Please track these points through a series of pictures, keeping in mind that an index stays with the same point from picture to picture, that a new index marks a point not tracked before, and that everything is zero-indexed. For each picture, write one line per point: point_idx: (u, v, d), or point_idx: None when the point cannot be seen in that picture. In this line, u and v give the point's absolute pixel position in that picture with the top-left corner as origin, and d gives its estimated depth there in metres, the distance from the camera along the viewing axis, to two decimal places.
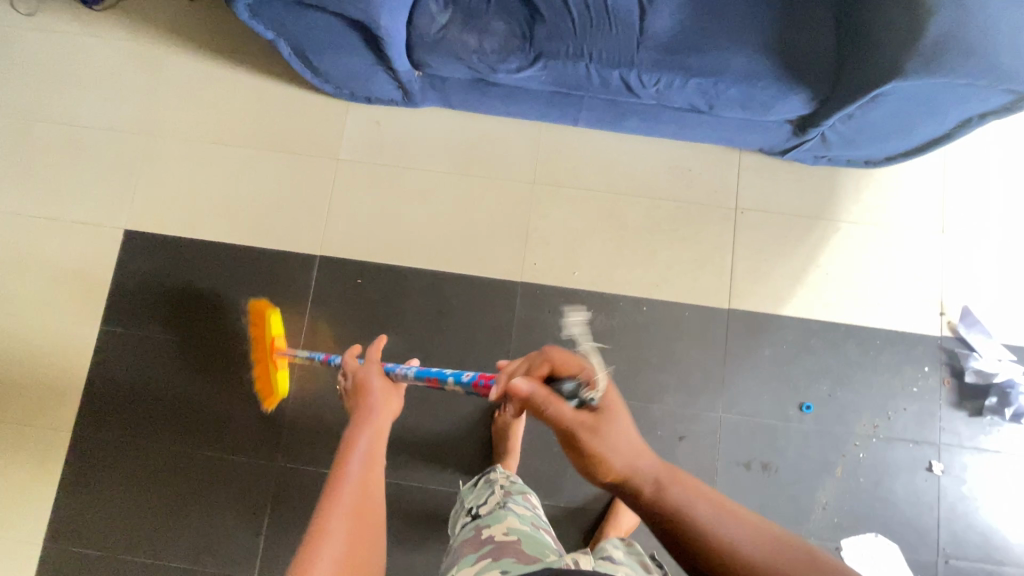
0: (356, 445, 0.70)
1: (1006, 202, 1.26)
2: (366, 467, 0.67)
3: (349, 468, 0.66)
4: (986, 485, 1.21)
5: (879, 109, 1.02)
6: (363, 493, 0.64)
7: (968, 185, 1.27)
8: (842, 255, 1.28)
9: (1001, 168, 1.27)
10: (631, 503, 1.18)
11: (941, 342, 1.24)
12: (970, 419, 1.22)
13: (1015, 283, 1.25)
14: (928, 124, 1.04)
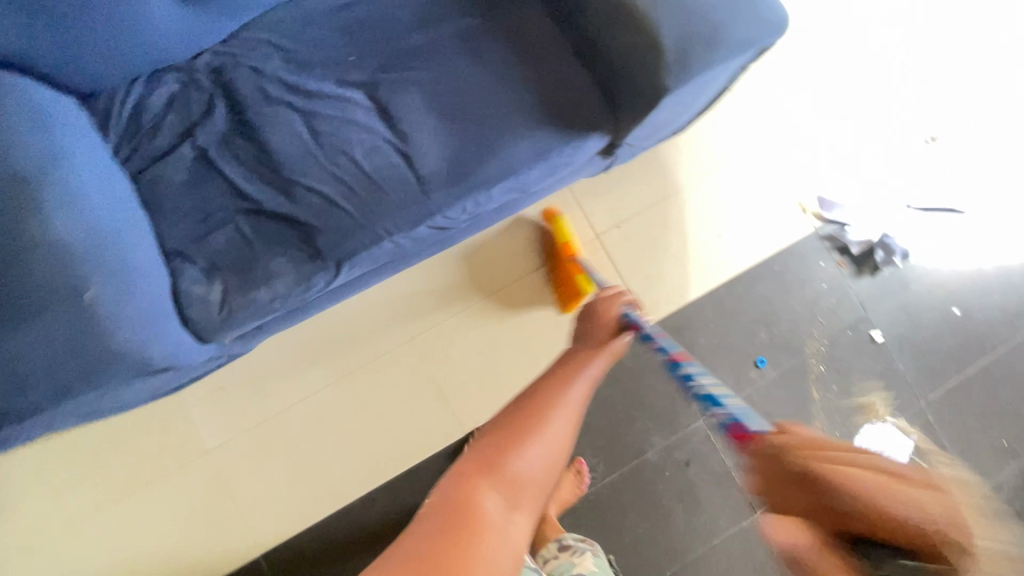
0: (568, 385, 0.62)
1: (787, 93, 1.37)
2: (552, 404, 0.59)
3: (543, 405, 0.59)
4: (917, 321, 1.34)
5: (664, 115, 1.00)
6: (559, 418, 0.59)
7: (752, 99, 1.36)
8: (704, 217, 1.32)
9: (766, 70, 1.38)
10: (575, 475, 1.19)
11: (819, 235, 1.34)
12: (875, 280, 1.34)
13: (834, 152, 1.37)
14: (707, 96, 1.04)
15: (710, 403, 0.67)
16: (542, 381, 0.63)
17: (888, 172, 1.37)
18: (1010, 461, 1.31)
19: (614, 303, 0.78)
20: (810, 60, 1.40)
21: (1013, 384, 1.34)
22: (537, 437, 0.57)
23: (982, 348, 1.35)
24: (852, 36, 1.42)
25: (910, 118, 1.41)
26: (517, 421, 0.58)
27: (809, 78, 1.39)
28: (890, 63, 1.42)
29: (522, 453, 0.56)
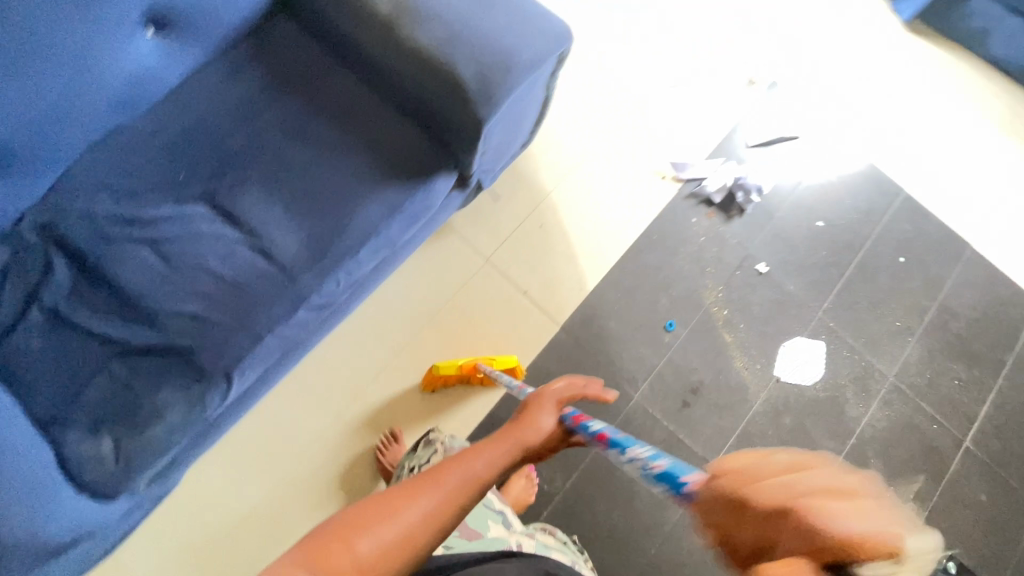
0: (451, 471, 0.52)
1: (614, 81, 1.49)
2: (430, 495, 0.50)
3: (409, 498, 0.49)
4: (792, 243, 1.46)
5: (499, 135, 1.05)
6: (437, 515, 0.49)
7: (585, 95, 1.47)
8: (578, 213, 1.40)
9: (589, 65, 1.50)
10: (525, 478, 1.21)
11: (683, 195, 1.44)
12: (744, 218, 1.45)
13: (670, 118, 1.49)
14: (534, 106, 1.11)
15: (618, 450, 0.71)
16: (438, 463, 0.53)
17: (723, 122, 1.51)
18: (906, 337, 1.45)
19: (552, 396, 0.70)
20: (624, 47, 1.53)
21: (887, 270, 1.49)
22: (382, 530, 0.46)
23: (852, 248, 1.49)
24: (652, 17, 1.57)
25: (724, 71, 1.56)
26: (377, 500, 0.49)
27: (628, 63, 1.52)
28: (691, 31, 1.58)
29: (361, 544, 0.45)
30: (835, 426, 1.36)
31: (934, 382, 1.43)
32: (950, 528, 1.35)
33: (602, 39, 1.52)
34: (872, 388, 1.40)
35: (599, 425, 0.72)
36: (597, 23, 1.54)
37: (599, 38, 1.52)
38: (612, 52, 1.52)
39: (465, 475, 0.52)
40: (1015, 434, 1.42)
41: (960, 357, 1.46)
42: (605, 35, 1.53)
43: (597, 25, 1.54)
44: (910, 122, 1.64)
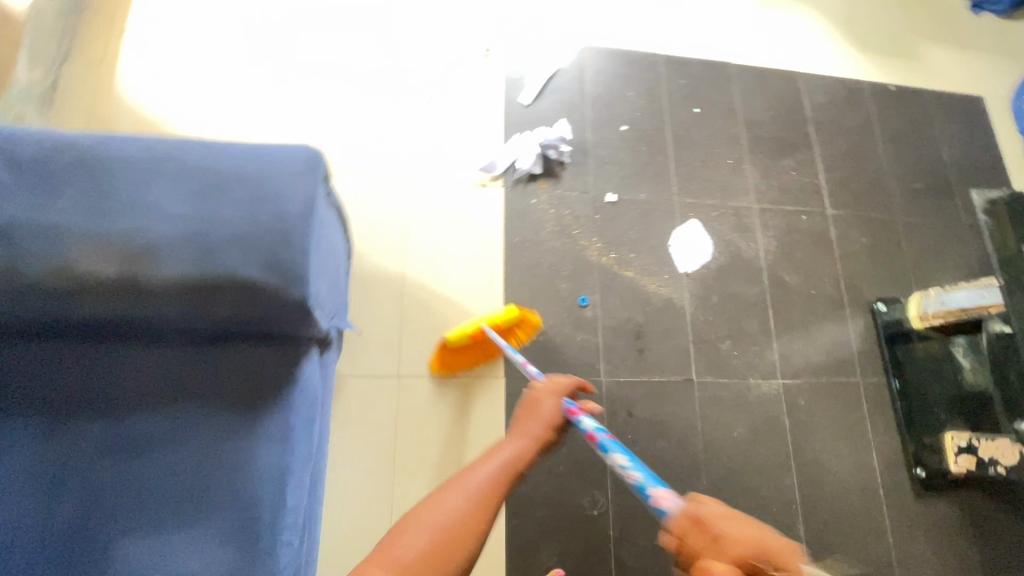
0: (484, 463, 0.71)
1: (378, 135, 1.41)
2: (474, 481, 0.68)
3: (456, 488, 0.67)
4: (617, 159, 1.53)
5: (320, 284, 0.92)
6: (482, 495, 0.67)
7: (363, 164, 1.37)
8: (441, 270, 1.34)
9: (345, 137, 1.39)
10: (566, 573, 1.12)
11: (511, 186, 1.43)
12: (569, 169, 1.49)
13: (450, 131, 1.45)
14: (331, 226, 0.98)
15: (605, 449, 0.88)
16: (473, 462, 0.71)
17: (492, 102, 1.50)
18: (742, 166, 1.61)
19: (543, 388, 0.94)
20: (361, 97, 1.44)
21: (693, 126, 1.62)
22: (440, 505, 0.65)
23: (659, 129, 1.59)
24: (364, 55, 1.49)
25: (459, 58, 1.54)
26: (432, 499, 0.65)
27: (376, 108, 1.43)
28: (406, 45, 1.52)
29: (432, 514, 0.64)
30: (748, 273, 1.50)
31: (780, 184, 1.61)
32: (862, 278, 1.57)
33: (337, 103, 1.42)
34: (748, 224, 1.55)
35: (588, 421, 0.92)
36: (322, 93, 1.43)
37: (333, 107, 1.42)
38: (354, 110, 1.42)
39: (495, 459, 0.73)
40: (852, 178, 1.66)
41: (782, 152, 1.65)
42: (338, 98, 1.43)
43: (322, 96, 1.42)
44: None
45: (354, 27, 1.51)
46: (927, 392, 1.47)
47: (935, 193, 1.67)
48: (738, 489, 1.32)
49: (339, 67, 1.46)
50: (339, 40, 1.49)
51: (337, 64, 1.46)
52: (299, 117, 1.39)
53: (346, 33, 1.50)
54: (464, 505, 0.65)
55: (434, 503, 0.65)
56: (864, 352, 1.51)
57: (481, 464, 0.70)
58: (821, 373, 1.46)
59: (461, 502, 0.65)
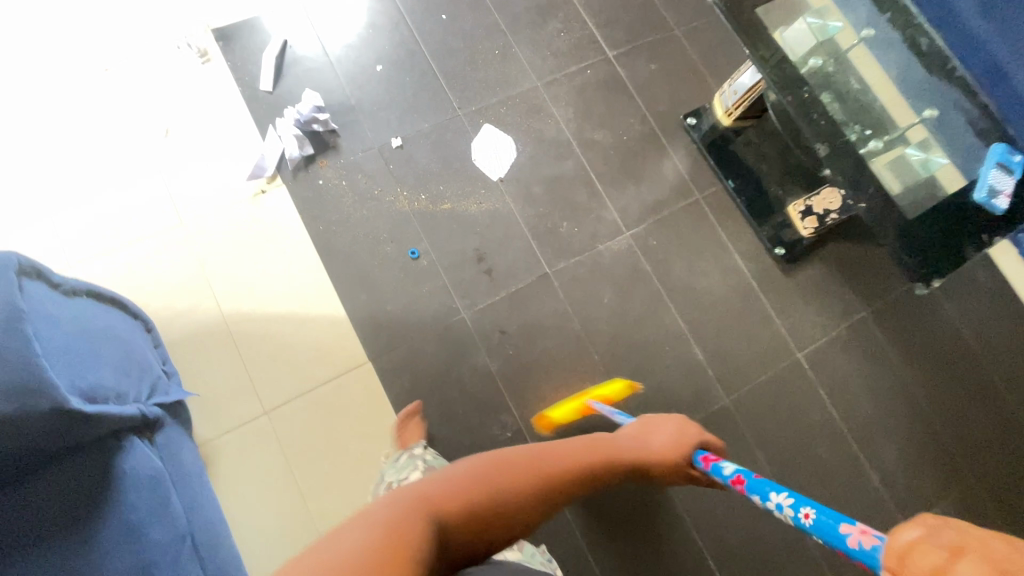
0: (557, 459, 0.79)
1: (128, 194, 1.28)
2: (541, 451, 0.78)
3: (540, 469, 0.75)
4: (386, 101, 1.45)
5: (80, 382, 0.85)
6: (546, 465, 0.77)
7: (127, 229, 1.26)
8: (260, 293, 1.27)
9: (94, 212, 1.26)
10: None
11: (291, 177, 1.34)
12: (341, 132, 1.39)
13: (201, 153, 1.33)
14: (66, 319, 0.90)
15: (771, 498, 0.77)
16: (554, 453, 0.80)
17: (232, 104, 1.38)
18: (511, 50, 1.55)
19: (674, 421, 1.07)
20: (89, 160, 1.29)
21: (447, 33, 1.54)
22: (529, 479, 0.73)
23: (414, 51, 1.50)
24: (70, 114, 1.31)
25: (175, 72, 1.38)
26: (526, 465, 0.74)
27: (112, 164, 1.29)
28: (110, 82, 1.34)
29: (517, 484, 0.70)
30: (558, 150, 1.48)
31: (555, 49, 1.57)
32: (666, 102, 1.57)
33: (67, 179, 1.27)
34: (540, 102, 1.51)
35: (730, 468, 0.92)
36: (43, 175, 1.26)
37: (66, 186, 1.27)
38: (90, 180, 1.28)
39: (571, 459, 0.83)
40: (620, 11, 1.62)
41: (544, 18, 1.59)
42: (64, 174, 1.27)
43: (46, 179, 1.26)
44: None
45: (43, 87, 1.31)
46: (759, 179, 1.53)
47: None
48: (627, 347, 1.37)
49: (48, 138, 1.29)
50: (32, 109, 1.29)
51: (45, 137, 1.28)
52: (33, 214, 1.24)
53: (36, 98, 1.30)
54: (535, 496, 0.73)
55: (531, 474, 0.73)
56: (695, 168, 1.53)
57: (558, 454, 0.81)
58: (662, 208, 1.49)
59: (537, 485, 0.74)
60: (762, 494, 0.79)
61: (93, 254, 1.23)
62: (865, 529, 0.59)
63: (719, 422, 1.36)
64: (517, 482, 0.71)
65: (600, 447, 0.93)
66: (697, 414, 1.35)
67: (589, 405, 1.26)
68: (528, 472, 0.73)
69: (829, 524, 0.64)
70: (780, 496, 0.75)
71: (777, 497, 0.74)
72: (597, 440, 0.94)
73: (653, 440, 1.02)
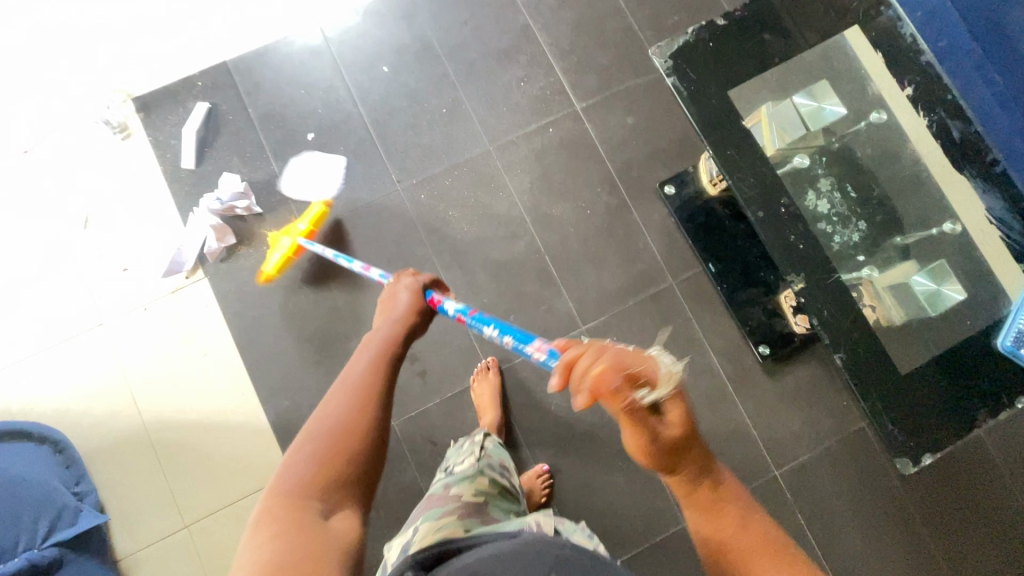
0: (340, 395, 0.68)
1: (49, 292, 1.24)
2: (339, 402, 0.66)
3: (348, 427, 0.64)
4: (316, 176, 1.31)
5: None
6: (345, 419, 0.65)
7: (55, 331, 1.23)
8: (179, 397, 1.21)
9: (17, 313, 1.23)
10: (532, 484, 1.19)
11: (212, 269, 1.26)
12: (266, 216, 1.28)
13: (119, 244, 1.25)
14: None
15: (495, 329, 0.78)
16: (331, 398, 0.67)
17: (151, 185, 1.28)
18: (461, 106, 1.35)
19: (403, 281, 0.90)
20: (14, 257, 1.25)
21: (388, 88, 1.35)
22: (341, 441, 0.63)
23: (351, 113, 1.34)
24: None
25: (94, 149, 1.29)
26: (317, 448, 0.62)
27: (36, 261, 1.25)
28: (28, 164, 1.27)
29: (330, 458, 0.61)
30: (507, 229, 1.31)
31: (512, 103, 1.35)
32: (641, 164, 1.34)
33: None
34: (490, 171, 1.32)
35: (452, 303, 0.87)
36: None
37: None
38: (12, 276, 1.24)
39: (378, 372, 0.71)
40: (594, 52, 1.38)
41: (503, 64, 1.37)
42: None
43: None
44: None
45: None
46: (746, 259, 1.29)
47: (694, 19, 1.41)
48: (572, 461, 1.24)
49: None
50: None
51: None
52: None
53: None
54: (356, 431, 0.64)
55: (345, 433, 0.64)
56: (669, 247, 1.31)
57: (351, 384, 0.69)
58: (627, 297, 1.30)
59: (355, 434, 0.64)
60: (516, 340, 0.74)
61: (16, 357, 1.22)
62: (543, 346, 0.67)
63: (675, 548, 1.21)
64: (330, 455, 0.62)
65: (395, 336, 0.79)
66: (648, 538, 1.21)
67: (296, 245, 1.24)
68: (335, 443, 0.63)
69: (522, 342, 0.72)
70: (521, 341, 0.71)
71: (489, 330, 0.78)
72: (373, 334, 0.79)
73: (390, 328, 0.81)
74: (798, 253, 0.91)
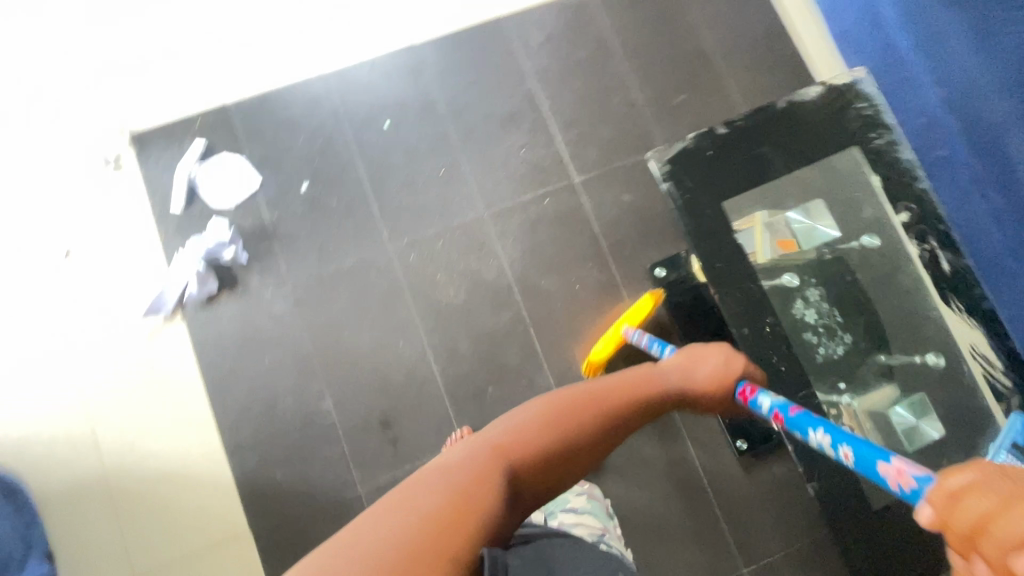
0: (586, 410, 0.68)
1: (21, 326, 1.21)
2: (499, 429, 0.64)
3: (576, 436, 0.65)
4: (306, 228, 1.29)
5: None
6: (574, 428, 0.66)
7: (23, 366, 1.20)
8: (145, 444, 1.19)
9: None
10: None
11: (191, 316, 1.24)
12: (252, 266, 1.26)
13: (99, 282, 1.23)
14: None
15: (836, 451, 0.69)
16: (575, 392, 0.69)
17: (138, 224, 1.27)
18: (459, 169, 1.34)
19: (715, 350, 0.85)
20: None
21: (388, 144, 1.34)
22: (552, 443, 0.63)
23: (348, 166, 1.33)
24: None
25: (84, 182, 1.27)
26: (536, 431, 0.64)
27: (9, 293, 1.22)
28: (15, 192, 1.25)
29: (537, 450, 0.62)
30: (494, 298, 1.29)
31: (511, 171, 1.35)
32: (634, 244, 1.33)
33: None
34: (483, 237, 1.31)
35: (764, 397, 0.81)
36: None
37: None
38: None
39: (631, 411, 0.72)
40: (597, 127, 1.38)
41: (505, 130, 1.36)
42: None
43: None
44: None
45: None
46: None
47: (700, 100, 1.41)
48: None
49: None
50: None
51: None
52: None
53: None
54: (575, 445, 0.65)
55: (560, 444, 0.64)
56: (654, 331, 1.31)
57: (614, 400, 0.71)
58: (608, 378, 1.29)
59: (564, 448, 0.64)
60: (804, 430, 0.75)
61: None
62: (905, 469, 0.59)
63: None
64: (536, 444, 0.63)
65: (658, 392, 0.77)
66: None
67: (622, 334, 1.22)
68: (552, 439, 0.64)
69: (876, 471, 0.63)
70: (821, 433, 0.72)
71: (820, 437, 0.72)
72: (653, 370, 0.81)
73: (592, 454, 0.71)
74: (779, 374, 0.91)
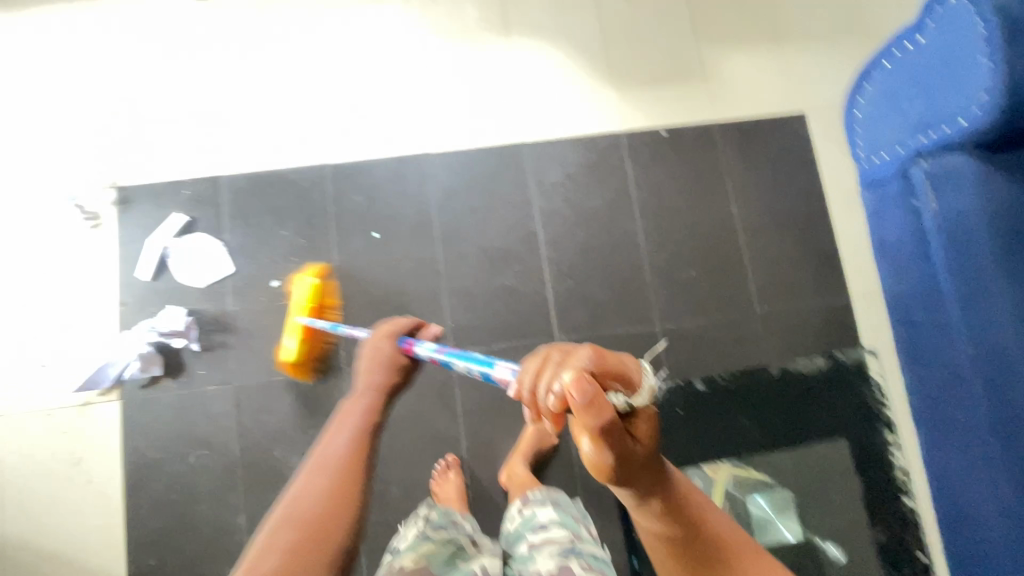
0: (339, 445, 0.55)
1: None
2: (324, 472, 0.52)
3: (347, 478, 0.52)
4: (266, 328, 1.24)
5: None
6: (342, 469, 0.52)
7: None
8: (50, 519, 1.15)
9: None
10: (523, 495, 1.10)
11: (127, 394, 1.19)
12: (201, 356, 1.21)
13: (47, 338, 1.20)
14: None
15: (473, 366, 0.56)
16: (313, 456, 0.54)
17: (100, 285, 1.23)
18: (437, 299, 1.26)
19: (371, 357, 0.67)
20: None
21: (370, 256, 1.27)
22: (325, 497, 0.50)
23: (324, 271, 1.26)
24: None
25: (58, 229, 1.24)
26: (293, 511, 0.49)
27: None
28: None
29: (318, 509, 0.49)
30: (438, 447, 1.21)
31: (491, 314, 1.26)
32: None
33: None
34: (443, 379, 1.23)
35: (431, 354, 0.63)
36: None
37: None
38: None
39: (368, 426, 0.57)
40: (592, 287, 1.28)
41: (496, 268, 1.28)
42: None
43: None
44: (282, 70, 1.33)
45: None
46: None
47: (710, 279, 1.30)
48: None
49: None
50: None
51: None
52: None
53: None
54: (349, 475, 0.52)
55: (338, 488, 0.51)
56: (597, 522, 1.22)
57: (357, 425, 0.57)
58: None
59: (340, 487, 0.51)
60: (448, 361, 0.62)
61: None
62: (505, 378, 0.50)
63: None
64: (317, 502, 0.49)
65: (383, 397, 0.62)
66: None
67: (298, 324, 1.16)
68: (321, 500, 0.50)
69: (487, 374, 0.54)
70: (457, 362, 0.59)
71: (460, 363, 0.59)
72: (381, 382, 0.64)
73: (376, 375, 0.65)
74: None
